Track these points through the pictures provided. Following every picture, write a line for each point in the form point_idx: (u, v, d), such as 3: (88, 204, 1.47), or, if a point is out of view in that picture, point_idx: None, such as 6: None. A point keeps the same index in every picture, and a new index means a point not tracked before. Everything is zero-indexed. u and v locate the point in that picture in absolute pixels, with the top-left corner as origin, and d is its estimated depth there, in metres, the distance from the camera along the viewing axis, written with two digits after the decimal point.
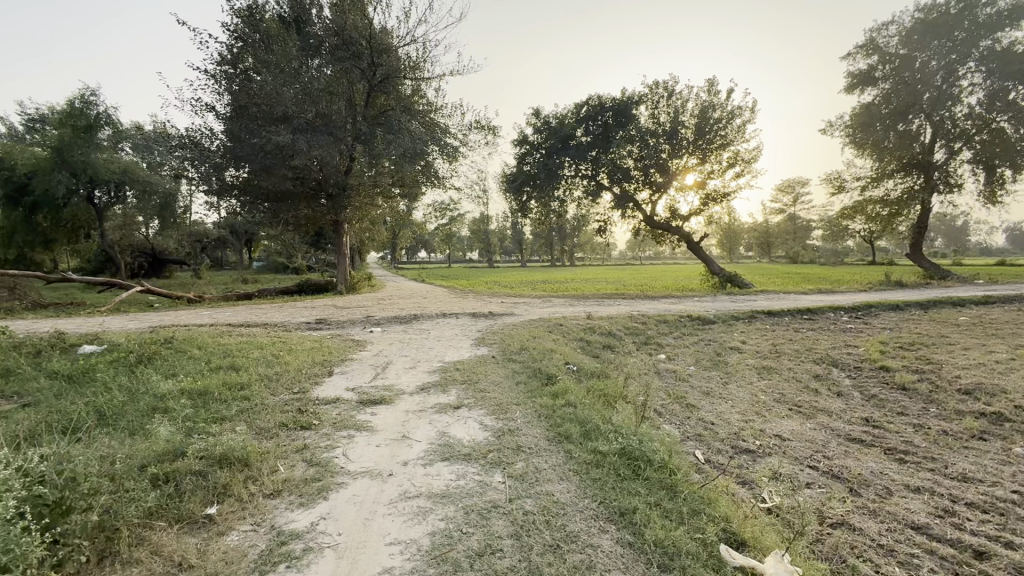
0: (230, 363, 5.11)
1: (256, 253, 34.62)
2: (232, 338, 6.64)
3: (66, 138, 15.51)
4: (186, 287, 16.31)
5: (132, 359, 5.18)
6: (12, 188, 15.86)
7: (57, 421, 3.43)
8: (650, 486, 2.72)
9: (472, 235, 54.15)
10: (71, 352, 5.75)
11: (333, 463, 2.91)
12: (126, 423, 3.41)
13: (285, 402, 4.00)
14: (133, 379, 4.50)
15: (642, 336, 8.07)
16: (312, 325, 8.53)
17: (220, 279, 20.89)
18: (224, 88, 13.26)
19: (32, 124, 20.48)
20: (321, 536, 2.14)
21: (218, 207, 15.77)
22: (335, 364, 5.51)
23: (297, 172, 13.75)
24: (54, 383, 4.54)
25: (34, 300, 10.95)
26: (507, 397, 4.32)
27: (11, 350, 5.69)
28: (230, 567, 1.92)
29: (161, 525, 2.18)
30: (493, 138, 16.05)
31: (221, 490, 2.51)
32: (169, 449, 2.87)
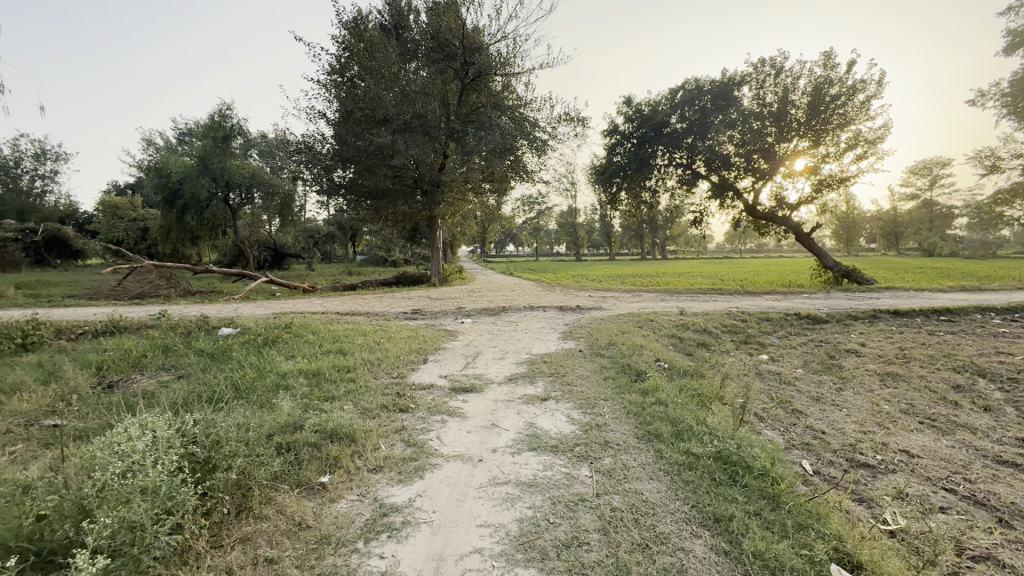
0: (338, 348, 5.61)
1: (360, 247, 37.54)
2: (340, 325, 7.28)
3: (207, 148, 17.89)
4: (302, 279, 18.18)
5: (260, 341, 5.90)
6: (168, 192, 18.68)
7: (204, 391, 4.02)
8: (749, 494, 2.56)
9: (559, 227, 54.04)
10: (212, 334, 6.68)
11: (428, 444, 3.10)
12: (257, 396, 3.91)
13: (385, 386, 4.32)
14: (261, 359, 5.13)
15: (742, 334, 7.56)
16: (409, 315, 9.08)
17: (330, 271, 23.03)
18: (334, 96, 14.48)
19: (184, 138, 23.92)
20: (418, 512, 2.29)
21: (327, 205, 17.29)
22: (430, 351, 5.83)
23: (396, 171, 14.62)
24: (201, 359, 5.32)
25: (184, 289, 12.81)
26: (595, 391, 4.28)
27: (168, 330, 6.74)
28: (341, 531, 2.12)
29: (285, 488, 2.47)
30: (582, 129, 15.84)
31: (332, 461, 2.79)
32: (290, 421, 3.23)
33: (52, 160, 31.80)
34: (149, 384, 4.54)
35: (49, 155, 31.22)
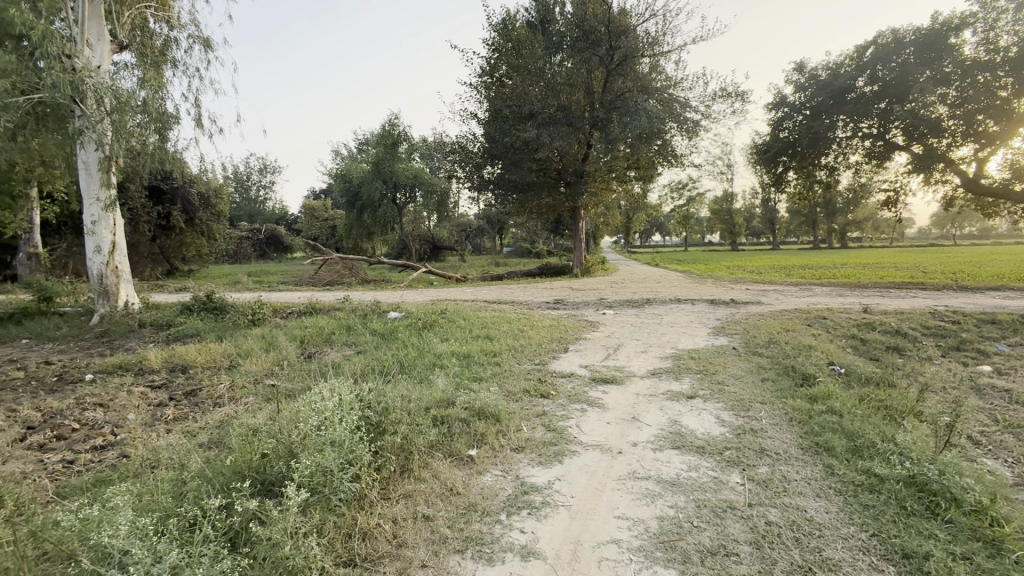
0: (486, 333, 6.01)
1: (507, 239, 39.44)
2: (488, 312, 7.77)
3: (380, 154, 20.46)
4: (456, 269, 19.81)
5: (420, 324, 6.61)
6: (351, 195, 21.86)
7: (376, 365, 4.68)
8: (955, 533, 2.09)
9: (712, 215, 49.92)
10: (382, 316, 7.69)
11: (567, 431, 3.16)
12: (418, 372, 4.41)
13: (528, 371, 4.52)
14: (421, 340, 5.75)
15: (951, 339, 6.14)
16: (551, 304, 9.29)
17: (480, 262, 24.58)
18: (484, 97, 15.37)
19: (363, 147, 27.71)
20: (557, 495, 2.36)
21: (477, 200, 18.48)
22: (570, 341, 5.91)
23: (541, 164, 14.97)
24: (374, 338, 6.17)
25: (362, 277, 14.89)
26: (752, 393, 3.89)
27: (350, 312, 7.94)
28: (486, 502, 2.29)
29: (440, 455, 2.75)
30: (741, 105, 14.35)
31: (480, 437, 3.01)
32: (444, 397, 3.56)
33: (272, 173, 39.51)
34: (336, 356, 5.43)
35: (270, 169, 38.86)
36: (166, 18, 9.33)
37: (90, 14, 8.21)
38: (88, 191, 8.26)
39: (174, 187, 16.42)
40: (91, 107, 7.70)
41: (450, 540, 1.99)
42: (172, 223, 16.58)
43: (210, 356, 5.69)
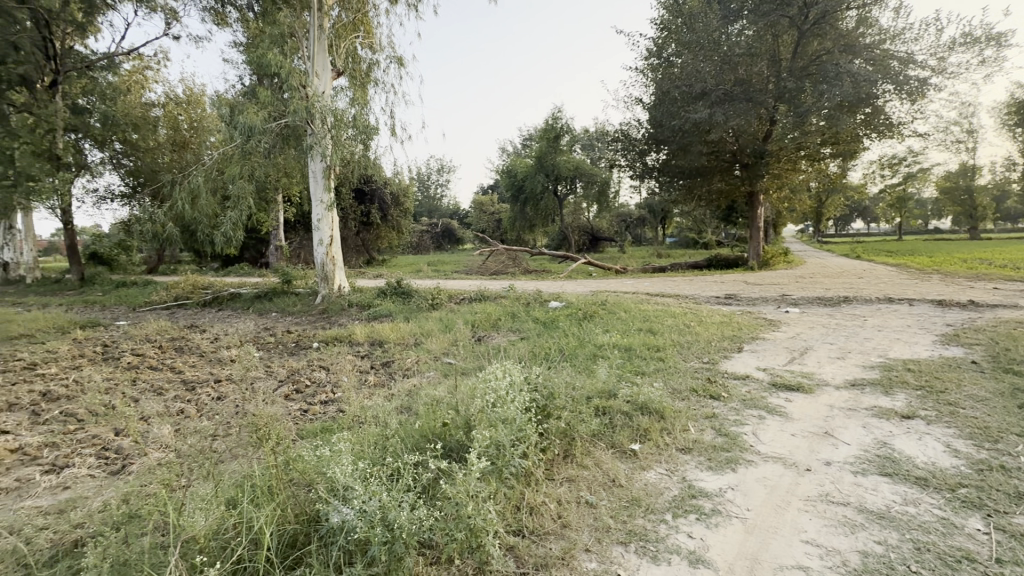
0: (648, 327, 5.80)
1: (671, 230, 37.28)
2: (651, 305, 7.48)
3: (543, 148, 21.08)
4: (615, 261, 19.48)
5: (581, 314, 6.68)
6: (515, 189, 22.99)
7: (540, 351, 4.88)
8: None
9: (941, 196, 40.02)
10: (543, 305, 7.97)
11: (741, 438, 2.88)
12: (579, 361, 4.47)
13: (695, 369, 4.24)
14: (582, 330, 5.82)
15: None
16: (722, 299, 8.53)
17: (640, 254, 23.69)
18: (650, 80, 14.72)
19: (528, 142, 28.89)
20: (729, 505, 2.17)
21: (640, 189, 17.83)
22: (745, 340, 5.36)
23: (712, 147, 13.76)
24: (537, 325, 6.44)
25: (524, 268, 15.62)
26: (1002, 421, 3.04)
27: (515, 301, 8.41)
28: (650, 499, 2.23)
29: (602, 445, 2.76)
30: (993, 52, 11.17)
31: (643, 432, 2.93)
32: (606, 389, 3.55)
33: (448, 172, 43.76)
34: (502, 341, 5.82)
35: (446, 169, 42.98)
36: (371, 44, 11.00)
37: (319, 51, 10.12)
38: (315, 195, 10.19)
39: (373, 189, 19.36)
40: (317, 126, 9.48)
41: (614, 530, 1.98)
42: (371, 220, 19.62)
43: (401, 334, 6.59)
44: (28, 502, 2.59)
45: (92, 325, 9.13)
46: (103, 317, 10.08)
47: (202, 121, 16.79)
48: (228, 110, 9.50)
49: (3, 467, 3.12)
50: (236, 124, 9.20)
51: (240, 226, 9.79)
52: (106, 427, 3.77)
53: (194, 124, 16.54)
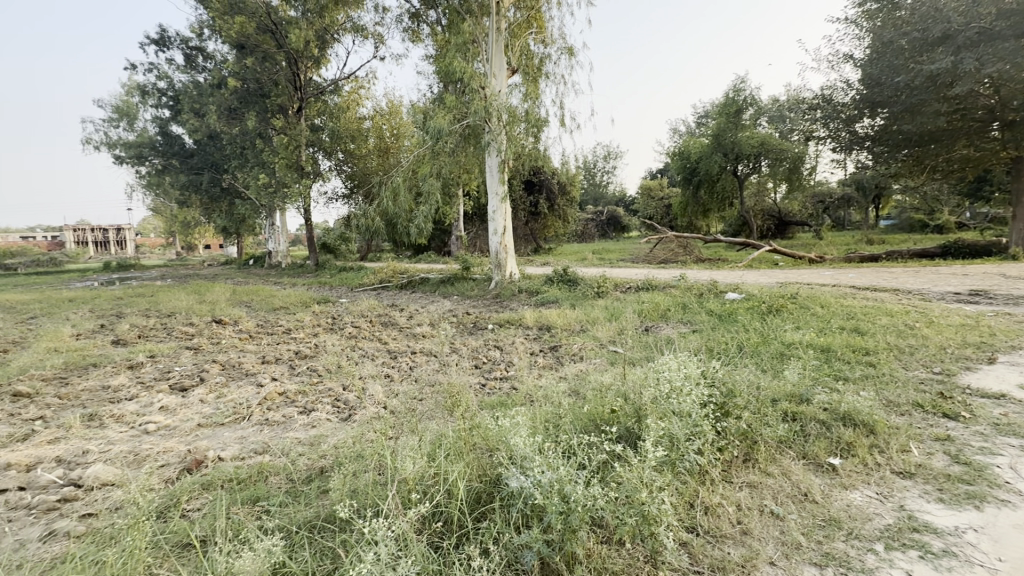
0: (854, 326, 4.92)
1: (886, 211, 30.85)
2: (857, 300, 6.32)
3: (722, 125, 19.20)
4: (809, 248, 16.86)
5: (764, 308, 5.99)
6: (688, 171, 21.43)
7: (714, 345, 4.54)
8: None
9: None
10: (719, 297, 7.36)
11: (990, 471, 2.29)
12: (762, 359, 4.04)
13: (921, 380, 3.47)
14: (765, 325, 5.23)
15: None
16: (964, 296, 6.76)
17: (843, 240, 20.05)
18: (866, 30, 12.22)
19: (704, 120, 26.63)
20: (970, 549, 1.76)
21: (845, 163, 15.09)
22: (1001, 349, 4.18)
23: (957, 102, 10.86)
24: (711, 318, 5.97)
25: (697, 256, 14.58)
26: None
27: (685, 291, 7.96)
28: (854, 523, 1.93)
29: (792, 455, 2.47)
30: None
31: (845, 446, 2.53)
32: (796, 393, 3.15)
33: (614, 158, 42.86)
34: (672, 332, 5.56)
35: (612, 156, 42.23)
36: (543, 39, 11.33)
37: (496, 52, 10.83)
38: (491, 188, 11.00)
39: (541, 180, 20.08)
40: (494, 123, 10.20)
41: (806, 549, 1.78)
42: (540, 210, 20.39)
43: (568, 321, 6.78)
44: (291, 433, 3.42)
45: (325, 301, 11.40)
46: (331, 295, 12.51)
47: (400, 128, 19.45)
48: (421, 117, 10.82)
49: (275, 404, 4.17)
50: (427, 129, 10.44)
51: (430, 218, 11.12)
52: (337, 381, 4.74)
53: (394, 132, 19.26)
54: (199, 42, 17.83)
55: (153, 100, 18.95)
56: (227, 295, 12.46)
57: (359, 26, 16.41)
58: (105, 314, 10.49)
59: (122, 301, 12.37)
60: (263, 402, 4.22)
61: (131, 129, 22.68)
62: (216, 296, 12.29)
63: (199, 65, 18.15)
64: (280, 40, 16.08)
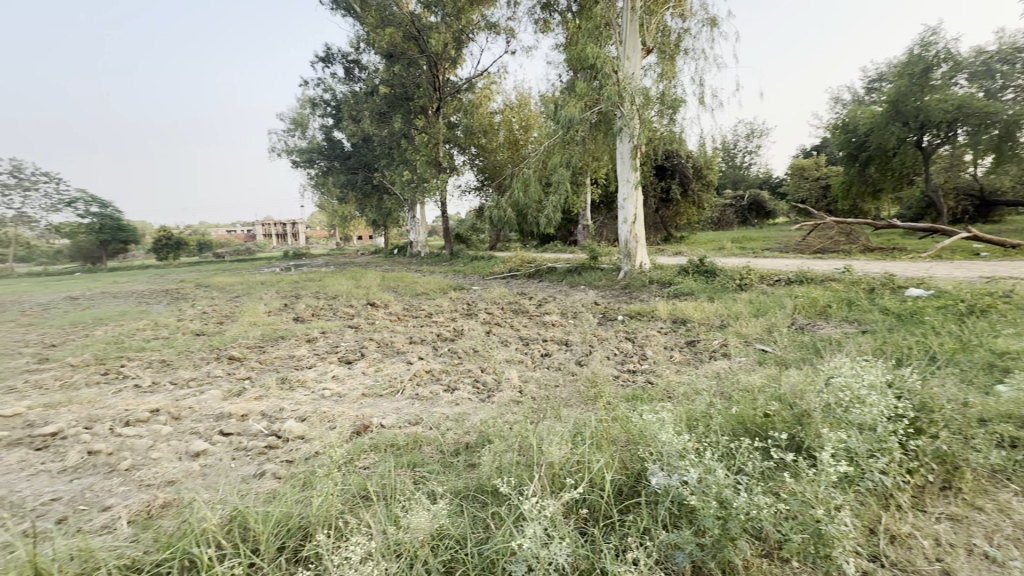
0: None
1: None
2: None
3: (902, 88, 16.15)
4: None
5: (963, 308, 4.94)
6: (853, 147, 18.47)
7: (893, 349, 3.88)
8: None
9: None
10: (897, 293, 6.25)
11: None
12: (963, 369, 3.34)
13: None
14: (964, 329, 4.32)
15: None
16: None
17: None
18: None
19: (876, 84, 22.66)
20: None
21: None
22: None
23: None
24: (886, 318, 5.11)
25: (864, 244, 12.55)
26: None
27: (850, 285, 6.90)
28: None
29: (1011, 489, 2.02)
30: None
31: None
32: (1015, 414, 2.55)
33: (759, 136, 38.63)
34: (835, 332, 4.89)
35: (756, 133, 38.13)
36: (681, 12, 10.60)
37: (630, 33, 10.41)
38: (622, 175, 10.70)
39: (675, 165, 18.95)
40: (627, 107, 9.87)
41: None
42: (672, 196, 19.29)
43: (705, 314, 6.34)
44: (438, 409, 3.74)
45: (460, 288, 12.17)
46: (466, 283, 13.32)
47: (529, 120, 19.79)
48: (552, 107, 10.90)
49: (423, 380, 4.61)
50: (558, 118, 10.48)
51: (559, 208, 11.19)
52: (475, 364, 5.07)
53: (523, 124, 19.67)
54: (356, 55, 20.05)
55: (320, 111, 21.85)
56: (378, 281, 14.01)
57: (492, 23, 17.02)
58: (287, 295, 12.49)
59: (299, 284, 14.61)
60: (413, 378, 4.68)
61: (303, 137, 26.41)
62: (369, 282, 13.86)
63: (356, 76, 20.44)
64: (422, 46, 17.34)
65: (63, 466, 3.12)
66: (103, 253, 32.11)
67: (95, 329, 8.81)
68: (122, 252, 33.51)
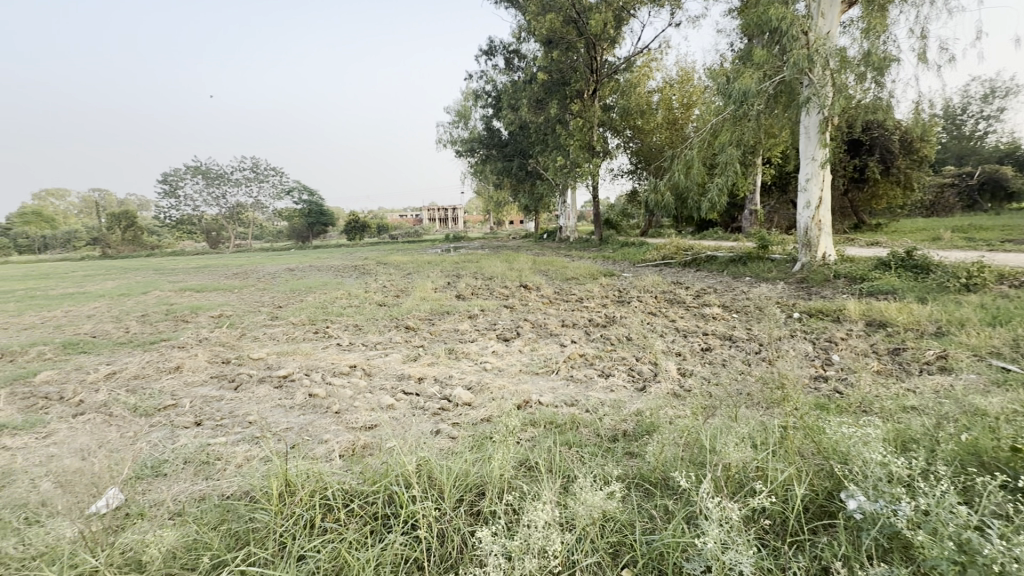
0: None
1: None
2: None
3: None
4: None
5: None
6: None
7: None
8: None
9: None
10: None
11: None
12: None
13: None
14: None
15: None
16: None
17: None
18: None
19: None
20: None
21: None
22: None
23: None
24: None
25: None
26: None
27: None
28: None
29: None
30: None
31: None
32: None
33: (1003, 96, 30.11)
34: None
35: (998, 92, 29.73)
36: None
37: None
38: (806, 152, 9.37)
39: (874, 138, 16.05)
40: (818, 73, 8.51)
41: None
42: (868, 176, 16.25)
43: (914, 318, 5.27)
44: (593, 393, 3.76)
45: (611, 274, 11.98)
46: (616, 270, 13.05)
47: (692, 96, 18.35)
48: (723, 79, 9.94)
49: (577, 363, 4.69)
50: (730, 92, 9.53)
51: (725, 191, 10.24)
52: (629, 352, 4.97)
53: (685, 101, 18.32)
54: (516, 46, 20.71)
55: (482, 102, 23.21)
56: (530, 264, 14.55)
57: None
58: (449, 274, 13.75)
59: (459, 265, 15.91)
60: (567, 360, 4.80)
61: (466, 128, 28.37)
62: (521, 264, 14.46)
63: (515, 66, 21.16)
64: (581, 28, 17.03)
65: (294, 403, 3.92)
66: (310, 234, 39.02)
67: (307, 296, 10.81)
68: (323, 233, 40.23)
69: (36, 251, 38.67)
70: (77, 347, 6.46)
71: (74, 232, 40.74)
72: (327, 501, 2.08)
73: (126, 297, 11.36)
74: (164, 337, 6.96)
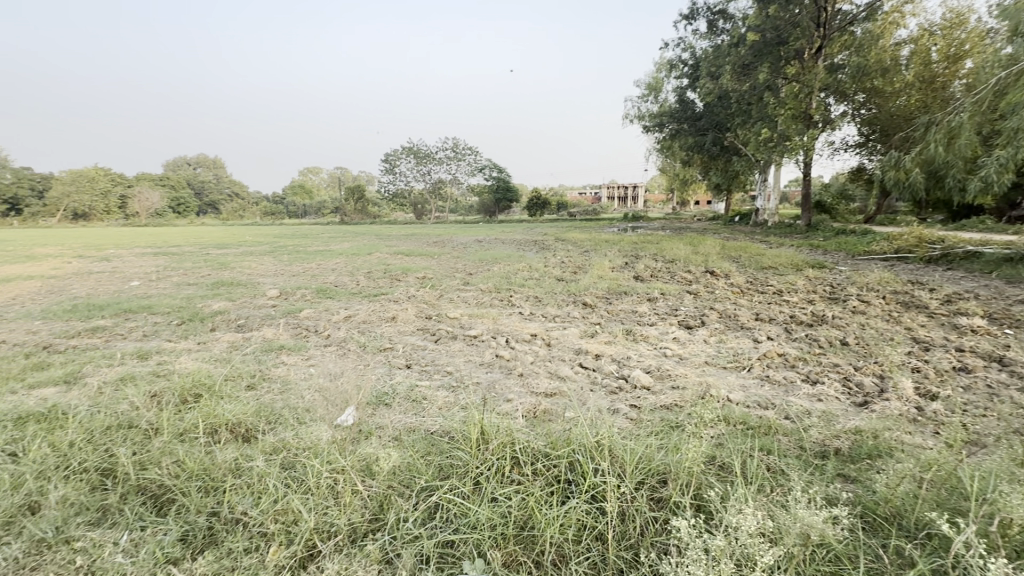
0: None
1: None
2: None
3: None
4: None
5: None
6: None
7: None
8: None
9: None
10: None
11: None
12: None
13: None
14: None
15: None
16: None
17: None
18: None
19: None
20: None
21: None
22: None
23: None
24: None
25: None
26: None
27: None
28: None
29: None
30: None
31: None
32: None
33: None
34: None
35: None
36: None
37: None
38: None
39: None
40: None
41: None
42: None
43: None
44: (795, 399, 3.29)
45: (821, 267, 10.22)
46: (828, 261, 11.09)
47: (965, 45, 14.09)
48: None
49: (774, 363, 4.15)
50: None
51: (1009, 167, 7.79)
52: (844, 359, 4.20)
53: (952, 53, 14.24)
54: (723, 6, 18.60)
55: (677, 73, 21.63)
56: (718, 248, 13.31)
57: None
58: (628, 254, 13.43)
59: (638, 245, 15.39)
60: (763, 358, 4.28)
61: (656, 102, 26.90)
62: (708, 248, 13.33)
63: (720, 29, 19.07)
64: None
65: (483, 361, 4.33)
66: (496, 209, 42.06)
67: (493, 266, 11.71)
68: (507, 208, 42.88)
69: (299, 216, 49.63)
70: (326, 293, 8.16)
71: (323, 202, 51.05)
72: (515, 455, 2.24)
73: (356, 256, 13.85)
74: (383, 292, 8.32)
